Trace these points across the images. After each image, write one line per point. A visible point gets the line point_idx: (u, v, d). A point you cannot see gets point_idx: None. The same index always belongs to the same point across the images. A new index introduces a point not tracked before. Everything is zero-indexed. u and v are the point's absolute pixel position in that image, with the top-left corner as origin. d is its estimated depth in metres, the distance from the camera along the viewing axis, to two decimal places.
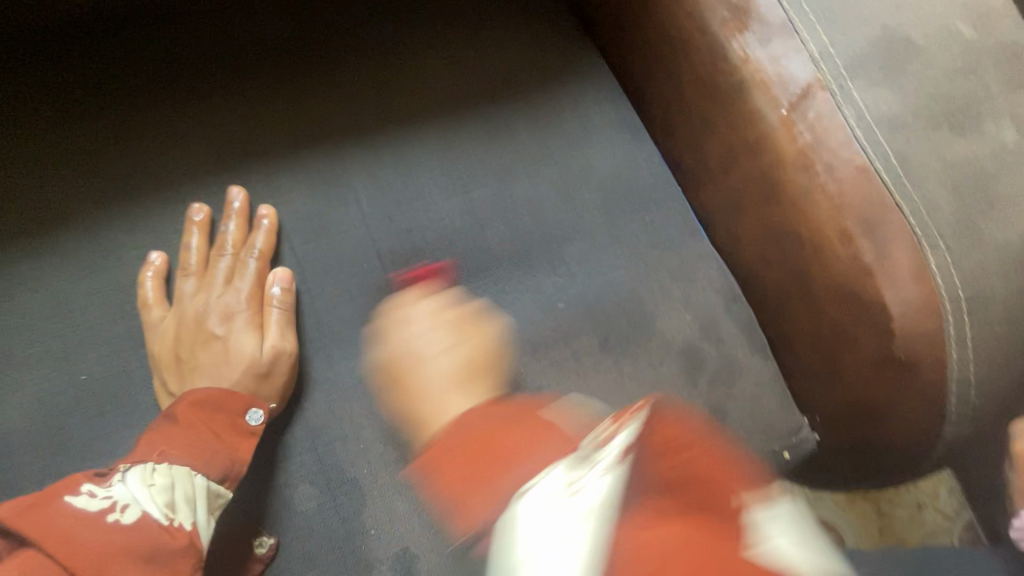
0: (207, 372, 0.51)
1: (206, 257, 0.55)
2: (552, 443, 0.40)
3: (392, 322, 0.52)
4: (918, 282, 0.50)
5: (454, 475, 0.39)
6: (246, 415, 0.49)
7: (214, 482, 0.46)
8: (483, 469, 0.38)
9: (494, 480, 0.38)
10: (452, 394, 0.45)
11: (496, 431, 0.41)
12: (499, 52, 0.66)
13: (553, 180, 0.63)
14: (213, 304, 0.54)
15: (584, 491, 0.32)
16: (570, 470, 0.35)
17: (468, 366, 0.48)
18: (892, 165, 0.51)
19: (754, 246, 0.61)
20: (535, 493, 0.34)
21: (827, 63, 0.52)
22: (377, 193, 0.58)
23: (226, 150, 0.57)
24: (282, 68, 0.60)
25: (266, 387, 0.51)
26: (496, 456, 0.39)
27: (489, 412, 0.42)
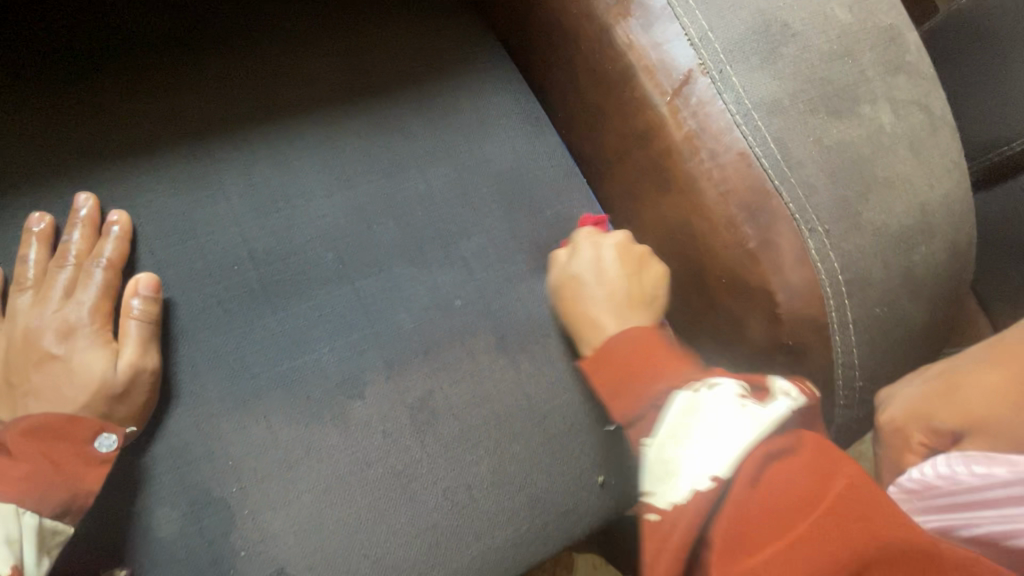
0: (42, 397, 0.47)
1: (44, 269, 0.50)
2: (676, 369, 0.49)
3: (567, 254, 0.59)
4: (801, 267, 0.50)
5: (608, 376, 0.51)
6: (96, 442, 0.45)
7: (49, 518, 0.43)
8: (632, 372, 0.49)
9: (640, 379, 0.49)
10: (614, 313, 0.55)
11: (642, 348, 0.51)
12: (390, 41, 0.63)
13: (447, 173, 0.61)
14: (48, 320, 0.49)
15: (764, 413, 0.43)
16: (739, 394, 0.45)
17: (638, 299, 0.56)
18: (771, 151, 0.50)
19: (653, 235, 0.60)
20: (708, 401, 0.44)
21: (706, 48, 0.52)
22: (252, 193, 0.55)
23: (75, 149, 0.52)
24: (141, 59, 0.55)
25: (122, 410, 0.47)
26: (633, 375, 0.49)
27: (647, 335, 0.52)
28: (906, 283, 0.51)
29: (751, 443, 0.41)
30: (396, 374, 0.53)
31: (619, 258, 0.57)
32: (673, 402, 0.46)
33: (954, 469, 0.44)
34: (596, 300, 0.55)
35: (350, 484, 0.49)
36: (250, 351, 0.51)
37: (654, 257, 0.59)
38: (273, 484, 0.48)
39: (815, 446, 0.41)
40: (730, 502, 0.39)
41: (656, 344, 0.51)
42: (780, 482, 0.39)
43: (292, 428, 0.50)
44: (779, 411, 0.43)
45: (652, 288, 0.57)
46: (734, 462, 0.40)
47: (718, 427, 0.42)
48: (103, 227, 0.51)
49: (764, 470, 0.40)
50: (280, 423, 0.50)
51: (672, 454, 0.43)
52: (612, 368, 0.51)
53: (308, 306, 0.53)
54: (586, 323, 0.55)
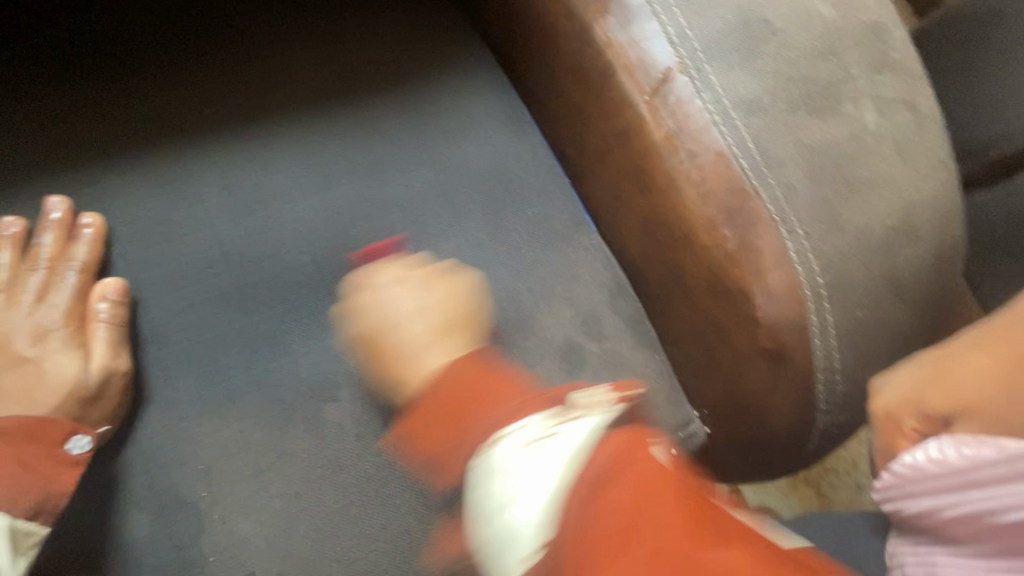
0: (13, 399, 0.47)
1: (14, 272, 0.50)
2: (512, 402, 0.43)
3: (359, 299, 0.51)
4: (780, 269, 0.49)
5: (435, 419, 0.44)
6: (70, 443, 0.45)
7: (21, 520, 0.42)
8: (459, 421, 0.43)
9: (467, 431, 0.42)
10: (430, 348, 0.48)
11: (464, 387, 0.44)
12: (370, 40, 0.62)
13: (426, 173, 0.60)
14: (18, 324, 0.49)
15: (558, 446, 0.38)
16: (545, 423, 0.40)
17: (446, 325, 0.49)
18: (750, 150, 0.49)
19: (634, 236, 0.59)
20: (510, 440, 0.40)
21: (685, 46, 0.51)
22: (226, 194, 0.55)
23: (49, 151, 0.52)
24: (117, 60, 0.55)
25: (95, 411, 0.47)
26: (450, 412, 0.43)
27: (469, 364, 0.46)
28: (888, 285, 0.50)
29: (571, 465, 0.36)
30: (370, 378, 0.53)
31: (426, 288, 0.51)
32: (484, 461, 0.40)
33: (945, 452, 0.46)
34: (405, 334, 0.49)
35: (322, 488, 0.49)
36: (223, 353, 0.51)
37: (461, 269, 0.54)
38: (244, 488, 0.48)
39: (619, 453, 0.36)
40: (567, 527, 0.33)
41: (474, 386, 0.44)
42: (586, 508, 0.33)
43: (265, 432, 0.50)
44: (585, 429, 0.39)
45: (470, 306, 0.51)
46: (547, 509, 0.35)
47: (524, 481, 0.37)
48: (75, 230, 0.51)
49: (583, 486, 0.35)
50: (252, 427, 0.50)
51: (490, 499, 0.38)
52: (433, 424, 0.44)
53: (284, 308, 0.53)
54: (399, 365, 0.48)
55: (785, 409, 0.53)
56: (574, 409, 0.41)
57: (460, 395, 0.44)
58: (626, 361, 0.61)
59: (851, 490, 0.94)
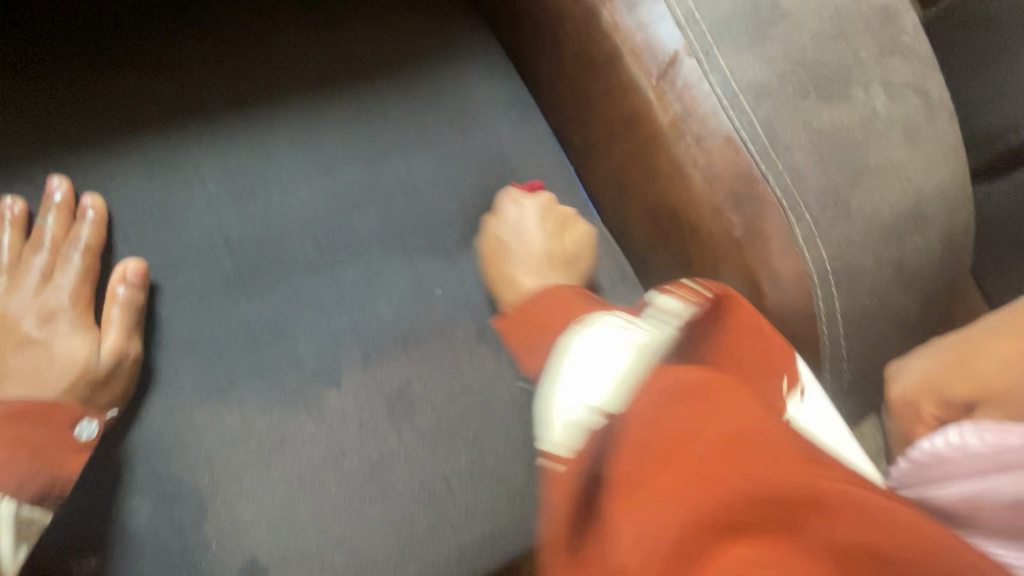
0: (22, 380, 0.46)
1: (20, 254, 0.50)
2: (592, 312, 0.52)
3: (492, 216, 0.60)
4: (788, 256, 0.49)
5: (523, 322, 0.53)
6: (80, 429, 0.45)
7: (26, 505, 0.42)
8: (546, 323, 0.52)
9: (554, 330, 0.51)
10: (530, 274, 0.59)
11: (553, 309, 0.53)
12: (373, 24, 0.61)
13: (430, 159, 0.60)
14: (25, 306, 0.49)
15: (636, 339, 0.44)
16: (624, 325, 0.46)
17: (558, 257, 0.60)
18: (758, 135, 0.49)
19: (640, 223, 0.59)
20: (592, 333, 0.46)
21: (693, 29, 0.50)
22: (228, 178, 0.54)
23: (51, 133, 0.51)
24: (118, 42, 0.55)
25: (105, 394, 0.47)
26: (553, 320, 0.52)
27: (560, 293, 0.54)
28: (897, 273, 0.49)
29: (636, 374, 0.40)
30: (373, 365, 0.52)
31: (542, 221, 0.60)
32: (563, 351, 0.46)
33: (966, 438, 0.42)
34: (524, 254, 0.60)
35: (324, 474, 0.49)
36: (225, 338, 0.50)
37: (576, 216, 0.62)
38: (246, 474, 0.48)
39: (694, 373, 0.37)
40: (623, 447, 0.35)
41: (589, 300, 0.54)
42: (658, 395, 0.36)
43: (267, 418, 0.49)
44: (660, 331, 0.44)
45: (580, 246, 0.60)
46: (608, 399, 0.40)
47: (596, 369, 0.42)
48: (78, 212, 0.50)
49: (661, 383, 0.37)
50: (254, 412, 0.49)
51: (561, 397, 0.42)
52: (523, 323, 0.53)
53: (286, 294, 0.52)
54: (504, 282, 0.58)
55: None
56: (655, 313, 0.47)
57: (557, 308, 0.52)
58: None
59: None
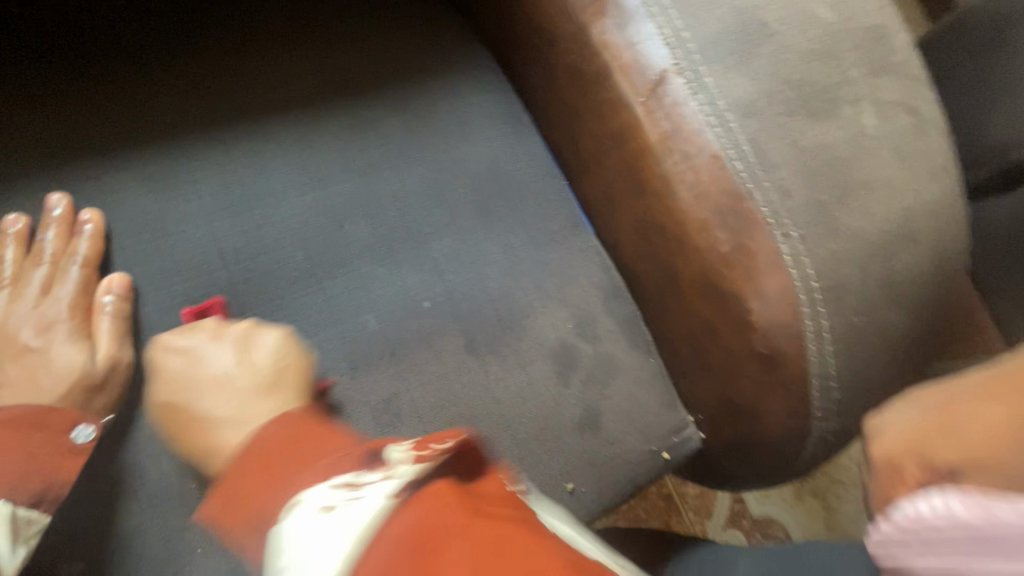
0: (18, 387, 0.48)
1: (19, 268, 0.51)
2: (329, 443, 0.43)
3: (181, 358, 0.50)
4: (774, 273, 0.49)
5: (234, 484, 0.43)
6: (74, 433, 0.46)
7: (22, 507, 0.43)
8: (257, 486, 0.41)
9: (261, 494, 0.41)
10: (257, 402, 0.48)
11: (287, 440, 0.44)
12: (370, 42, 0.63)
13: (423, 173, 0.61)
14: (23, 316, 0.50)
15: (350, 525, 0.32)
16: (344, 491, 0.35)
17: (268, 377, 0.49)
18: (745, 153, 0.49)
19: (629, 238, 0.59)
20: (304, 505, 0.35)
21: (681, 48, 0.50)
22: (225, 191, 0.56)
23: (55, 147, 0.53)
24: (122, 60, 0.56)
25: (98, 400, 0.48)
26: (281, 467, 0.41)
27: (288, 421, 0.46)
28: (886, 291, 0.49)
29: (363, 539, 0.31)
30: (360, 377, 0.54)
31: (239, 352, 0.50)
32: (279, 531, 0.35)
33: (950, 504, 0.36)
34: (240, 385, 0.49)
35: None
36: None
37: (267, 326, 0.52)
38: None
39: (416, 511, 0.32)
40: None
41: (318, 436, 0.44)
42: (421, 558, 0.29)
43: None
44: (372, 509, 0.33)
45: (303, 368, 0.51)
46: (343, 573, 0.31)
47: (323, 520, 0.33)
48: (76, 226, 0.52)
49: (425, 544, 0.30)
50: None
51: None
52: (237, 493, 0.42)
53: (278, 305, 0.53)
54: (190, 428, 0.48)
55: (780, 416, 0.53)
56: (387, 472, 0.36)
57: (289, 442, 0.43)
58: (620, 365, 0.61)
59: (858, 504, 0.92)
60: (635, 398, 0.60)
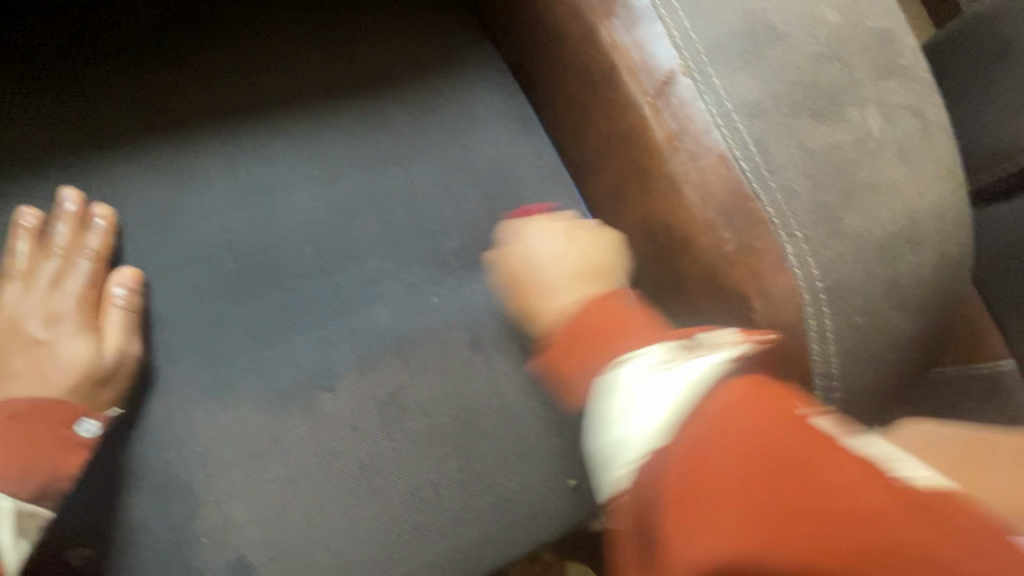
0: (26, 379, 0.49)
1: (32, 259, 0.52)
2: (642, 326, 0.51)
3: (517, 249, 0.58)
4: (778, 273, 0.49)
5: (566, 348, 0.52)
6: (78, 427, 0.46)
7: (28, 502, 0.44)
8: (593, 338, 0.51)
9: (601, 345, 0.50)
10: (571, 288, 0.55)
11: (600, 314, 0.51)
12: (380, 39, 0.63)
13: (431, 170, 0.61)
14: (35, 308, 0.51)
15: (678, 381, 0.44)
16: (668, 353, 0.47)
17: (588, 270, 0.55)
18: (751, 153, 0.49)
19: (635, 237, 0.60)
20: (630, 364, 0.48)
21: (688, 48, 0.51)
22: (234, 184, 0.56)
23: (70, 140, 0.54)
24: (136, 55, 0.57)
25: (105, 393, 0.48)
26: (599, 336, 0.51)
27: (604, 302, 0.52)
28: (890, 292, 0.49)
29: (680, 409, 0.43)
30: (368, 370, 0.53)
31: (568, 240, 0.57)
32: (607, 388, 0.48)
33: None
34: (550, 269, 0.56)
35: (315, 475, 0.50)
36: (224, 339, 0.52)
37: (591, 226, 0.58)
38: (239, 473, 0.49)
39: (750, 398, 0.40)
40: (664, 476, 0.39)
41: (626, 314, 0.52)
42: (747, 427, 0.38)
43: (261, 417, 0.51)
44: (703, 370, 0.44)
45: (610, 258, 0.56)
46: (660, 424, 0.43)
47: (654, 385, 0.45)
48: (87, 220, 0.52)
49: (706, 425, 0.39)
50: (249, 412, 0.51)
51: (615, 436, 0.46)
52: (569, 347, 0.52)
53: (285, 297, 0.54)
54: (538, 308, 0.55)
55: None
56: (702, 343, 0.47)
57: (597, 324, 0.51)
58: None
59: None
60: None
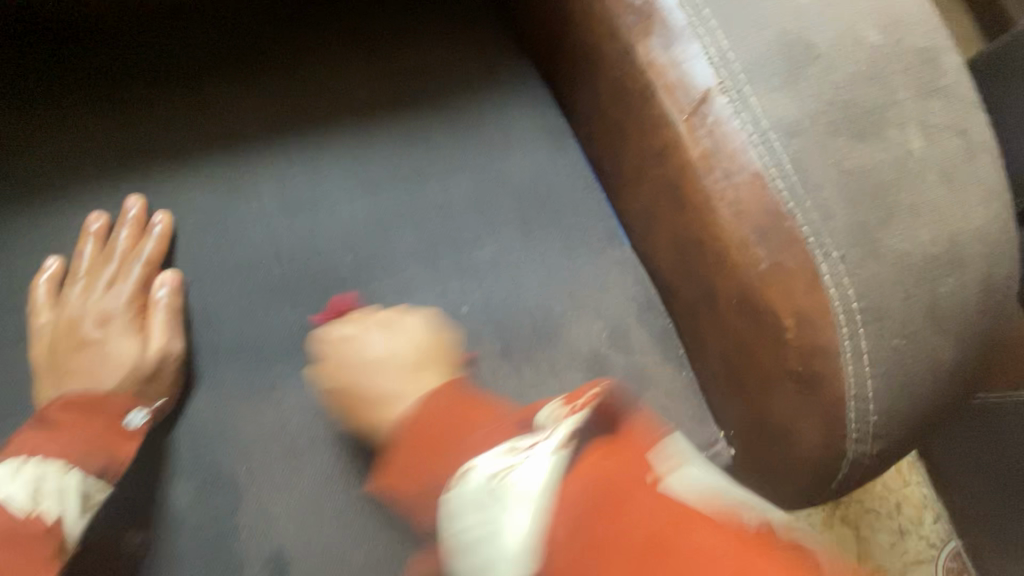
0: (80, 374, 0.52)
1: (94, 262, 0.56)
2: (486, 423, 0.44)
3: (331, 348, 0.54)
4: (811, 293, 0.49)
5: (410, 450, 0.44)
6: (128, 417, 0.49)
7: (91, 478, 0.46)
8: (440, 443, 0.43)
9: (450, 450, 0.43)
10: (409, 378, 0.51)
11: (454, 415, 0.45)
12: (422, 56, 0.66)
13: (467, 182, 0.63)
14: (91, 307, 0.55)
15: (522, 469, 0.37)
16: (510, 449, 0.40)
17: (420, 357, 0.53)
18: (787, 172, 0.49)
19: (666, 253, 0.60)
20: (479, 461, 0.40)
21: (726, 68, 0.51)
22: (282, 193, 0.59)
23: (134, 150, 0.58)
24: (195, 70, 0.61)
25: (153, 386, 0.51)
26: (439, 442, 0.43)
27: (450, 396, 0.47)
28: (929, 316, 0.48)
29: (546, 495, 0.35)
30: None
31: (391, 333, 0.54)
32: (452, 496, 0.39)
33: None
34: (374, 367, 0.52)
35: (350, 475, 0.52)
36: (270, 341, 0.55)
37: (410, 313, 0.56)
38: (279, 469, 0.51)
39: (595, 456, 0.37)
40: (554, 544, 0.33)
41: (475, 408, 0.46)
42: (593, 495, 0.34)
43: (302, 417, 0.53)
44: (545, 452, 0.37)
45: (450, 343, 0.55)
46: (536, 518, 0.35)
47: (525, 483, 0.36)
48: (146, 226, 0.56)
49: (564, 507, 0.34)
50: (291, 411, 0.53)
51: (477, 538, 0.36)
52: (417, 442, 0.44)
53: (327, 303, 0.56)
54: (373, 405, 0.51)
55: (815, 436, 0.52)
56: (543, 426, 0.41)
57: (450, 423, 0.44)
58: (652, 378, 0.62)
59: (894, 535, 0.88)
60: (667, 410, 0.61)
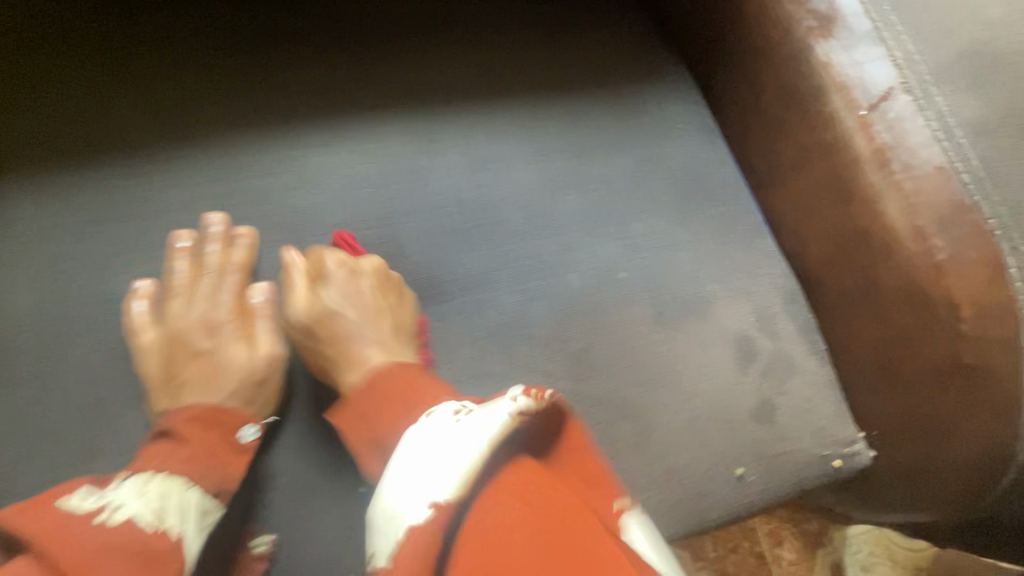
0: (198, 386, 0.53)
1: (190, 278, 0.57)
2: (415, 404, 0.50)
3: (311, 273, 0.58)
4: (992, 284, 0.49)
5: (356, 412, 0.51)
6: (242, 432, 0.51)
7: (209, 497, 0.47)
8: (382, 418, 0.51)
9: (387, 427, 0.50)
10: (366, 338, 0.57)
11: (402, 389, 0.52)
12: (589, 47, 0.72)
13: (628, 161, 0.67)
14: (195, 319, 0.56)
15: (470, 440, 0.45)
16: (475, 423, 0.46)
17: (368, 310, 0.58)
18: (974, 167, 0.51)
19: (818, 245, 0.61)
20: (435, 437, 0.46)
21: (911, 69, 0.54)
22: (463, 151, 0.65)
23: (339, 101, 0.65)
24: (397, 39, 0.68)
25: (265, 395, 0.54)
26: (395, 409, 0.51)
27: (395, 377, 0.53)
28: None
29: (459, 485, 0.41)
30: (560, 328, 0.59)
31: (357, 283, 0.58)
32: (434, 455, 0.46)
33: None
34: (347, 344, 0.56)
35: None
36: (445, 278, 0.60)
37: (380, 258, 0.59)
38: None
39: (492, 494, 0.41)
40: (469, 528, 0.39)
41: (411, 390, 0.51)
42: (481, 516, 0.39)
43: (471, 350, 0.57)
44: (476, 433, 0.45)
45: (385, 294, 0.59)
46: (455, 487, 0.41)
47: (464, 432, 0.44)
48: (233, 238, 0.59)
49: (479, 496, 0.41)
50: (462, 343, 0.58)
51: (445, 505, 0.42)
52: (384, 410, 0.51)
53: (494, 252, 0.61)
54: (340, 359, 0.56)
55: (979, 437, 0.51)
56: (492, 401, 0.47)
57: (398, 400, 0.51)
58: (795, 366, 0.62)
59: None
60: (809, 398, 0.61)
